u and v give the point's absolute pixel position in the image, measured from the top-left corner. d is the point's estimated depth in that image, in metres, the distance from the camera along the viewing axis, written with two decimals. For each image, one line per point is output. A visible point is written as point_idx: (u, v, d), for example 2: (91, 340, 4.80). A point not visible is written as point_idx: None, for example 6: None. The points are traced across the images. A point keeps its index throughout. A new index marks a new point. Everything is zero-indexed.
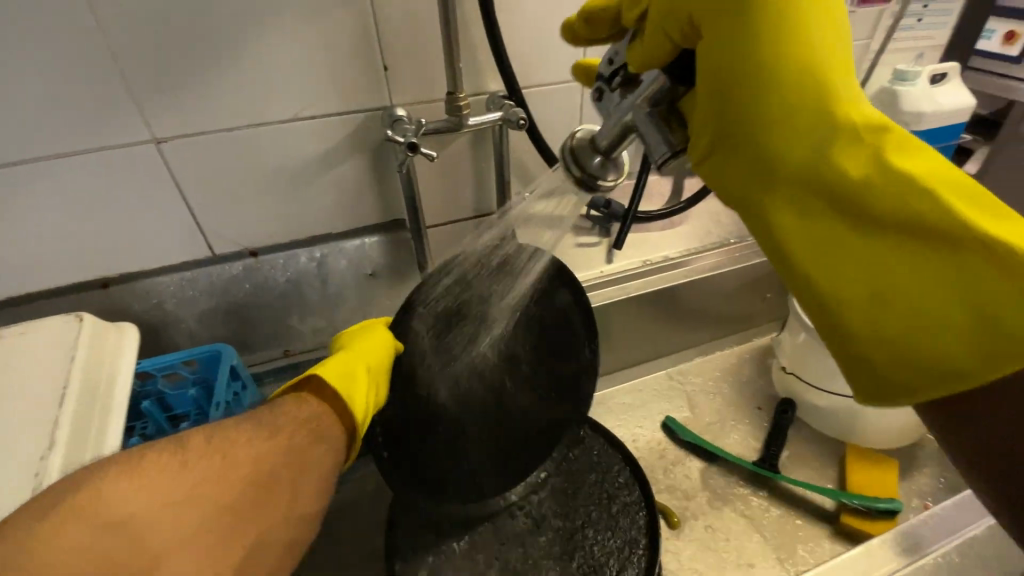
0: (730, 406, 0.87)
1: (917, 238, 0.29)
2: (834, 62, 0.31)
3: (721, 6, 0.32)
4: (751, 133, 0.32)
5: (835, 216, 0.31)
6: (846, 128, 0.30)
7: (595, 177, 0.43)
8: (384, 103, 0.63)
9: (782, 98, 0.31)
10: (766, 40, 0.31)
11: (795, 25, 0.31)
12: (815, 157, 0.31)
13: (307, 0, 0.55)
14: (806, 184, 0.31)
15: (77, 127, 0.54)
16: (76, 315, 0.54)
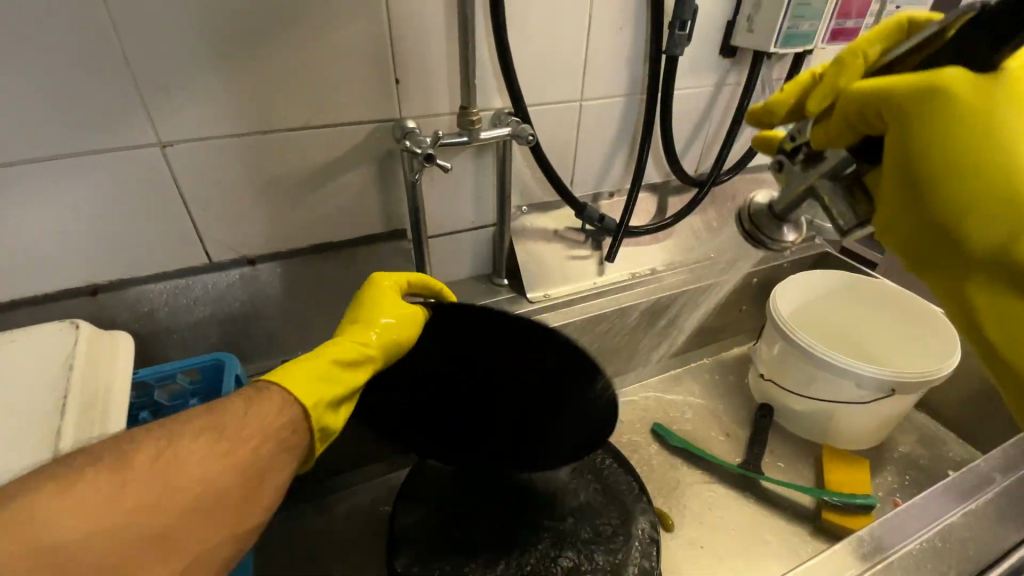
0: (713, 412, 0.91)
1: None
2: (1014, 161, 0.31)
3: (915, 96, 0.33)
4: (942, 223, 0.34)
5: (1014, 292, 0.33)
6: (1022, 213, 0.31)
7: (771, 239, 0.49)
8: (394, 116, 0.65)
9: (965, 191, 0.32)
10: (944, 138, 0.33)
11: (979, 117, 0.32)
12: (994, 244, 0.32)
13: (326, 13, 0.56)
14: (995, 266, 0.33)
15: (79, 127, 0.52)
16: (71, 322, 0.52)
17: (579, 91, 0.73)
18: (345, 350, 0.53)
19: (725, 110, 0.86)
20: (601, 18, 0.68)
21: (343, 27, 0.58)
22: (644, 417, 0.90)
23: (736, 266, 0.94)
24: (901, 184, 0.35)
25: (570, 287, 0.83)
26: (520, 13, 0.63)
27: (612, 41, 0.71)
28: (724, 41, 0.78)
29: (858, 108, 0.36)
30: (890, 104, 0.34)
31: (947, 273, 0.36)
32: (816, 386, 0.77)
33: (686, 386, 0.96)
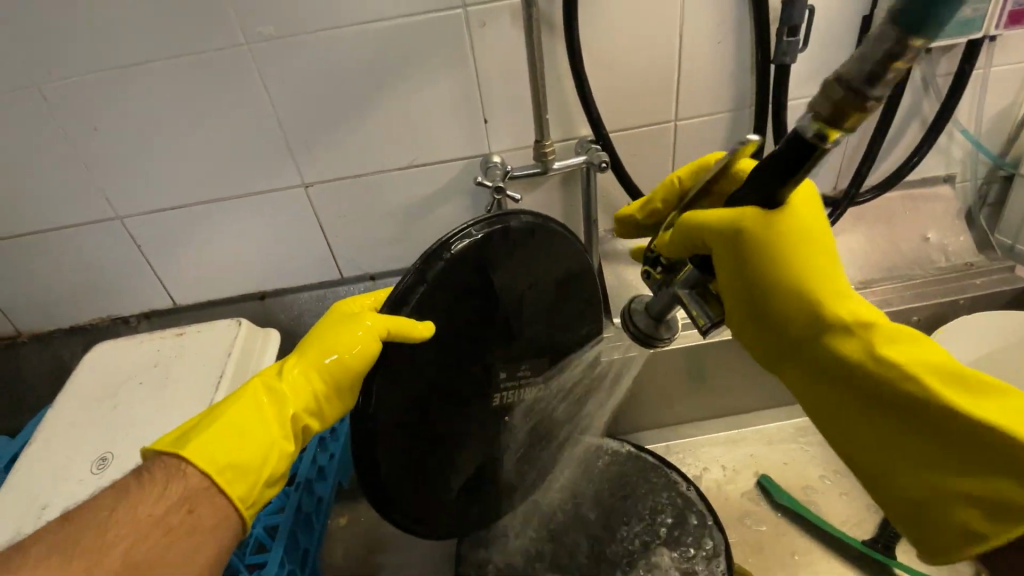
0: (840, 471, 0.78)
1: (879, 401, 0.36)
2: (832, 276, 0.38)
3: (713, 229, 0.38)
4: (769, 319, 0.40)
5: (842, 390, 0.38)
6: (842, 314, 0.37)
7: (651, 337, 0.47)
8: (483, 151, 0.71)
9: (785, 290, 0.38)
10: (756, 252, 0.37)
11: (801, 244, 0.37)
12: (815, 332, 0.38)
13: (422, 68, 0.65)
14: (813, 350, 0.38)
15: (251, 177, 0.70)
16: (236, 320, 0.68)
17: (674, 112, 0.69)
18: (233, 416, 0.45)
19: (867, 116, 0.73)
20: (695, 34, 0.64)
21: (437, 76, 0.65)
22: (750, 465, 0.81)
23: (887, 301, 0.76)
24: (735, 296, 0.41)
25: None
26: (602, 42, 0.63)
27: (711, 56, 0.66)
28: (859, 38, 0.67)
29: (684, 234, 0.41)
30: (705, 230, 0.39)
31: (795, 378, 0.41)
32: None
33: (813, 438, 0.82)
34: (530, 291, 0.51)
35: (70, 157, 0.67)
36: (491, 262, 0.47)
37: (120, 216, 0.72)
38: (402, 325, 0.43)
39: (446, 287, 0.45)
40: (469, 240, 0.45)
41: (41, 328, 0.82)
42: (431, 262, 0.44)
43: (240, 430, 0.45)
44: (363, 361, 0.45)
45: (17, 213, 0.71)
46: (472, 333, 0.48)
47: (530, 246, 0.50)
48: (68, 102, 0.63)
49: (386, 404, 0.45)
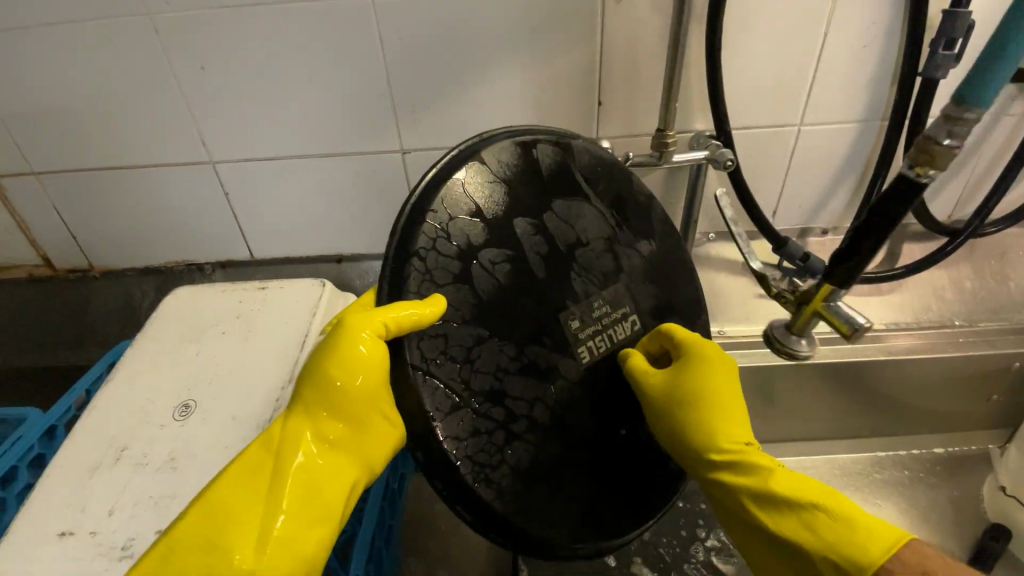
0: (914, 512, 0.75)
1: None
2: None
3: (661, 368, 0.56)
4: None
5: None
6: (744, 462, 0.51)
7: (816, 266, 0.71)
8: (591, 136, 0.68)
9: None
10: None
11: None
12: None
13: (545, 40, 0.62)
14: None
15: (349, 136, 0.68)
16: (320, 281, 0.66)
17: (799, 116, 0.65)
18: (224, 502, 0.42)
19: (1001, 144, 0.69)
20: (839, 37, 0.60)
21: (560, 51, 0.62)
22: None
23: (992, 342, 0.72)
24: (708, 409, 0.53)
25: (753, 326, 0.75)
26: (739, 35, 0.60)
27: (851, 61, 0.62)
28: None
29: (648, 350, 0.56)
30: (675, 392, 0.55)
31: None
32: None
33: (887, 475, 0.79)
34: (553, 221, 0.49)
35: (172, 95, 0.66)
36: (488, 211, 0.46)
37: (213, 160, 0.70)
38: (405, 318, 0.41)
39: (444, 247, 0.44)
40: (441, 189, 0.45)
41: (114, 264, 0.81)
42: (411, 232, 0.43)
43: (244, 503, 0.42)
44: (375, 380, 0.43)
45: (112, 146, 0.70)
46: (507, 279, 0.46)
47: (527, 183, 0.48)
48: (182, 37, 0.62)
49: (437, 385, 0.43)
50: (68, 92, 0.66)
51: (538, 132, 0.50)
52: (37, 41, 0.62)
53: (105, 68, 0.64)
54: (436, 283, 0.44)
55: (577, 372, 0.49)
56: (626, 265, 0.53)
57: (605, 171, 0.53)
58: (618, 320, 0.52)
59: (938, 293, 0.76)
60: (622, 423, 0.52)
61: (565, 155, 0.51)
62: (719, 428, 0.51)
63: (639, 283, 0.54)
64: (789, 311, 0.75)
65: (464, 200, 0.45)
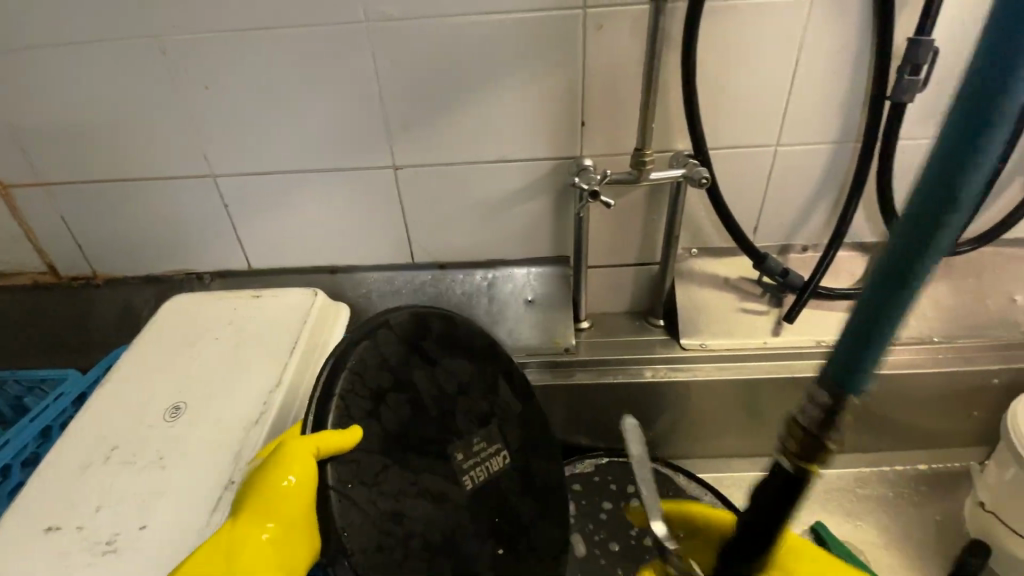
0: (897, 528, 0.75)
1: None
2: None
3: None
4: None
5: None
6: None
7: (794, 278, 0.73)
8: (575, 154, 0.71)
9: None
10: None
11: None
12: None
13: (530, 64, 0.65)
14: None
15: (343, 152, 0.71)
16: (311, 290, 0.69)
17: (774, 137, 0.68)
18: None
19: None
20: (810, 63, 0.63)
21: (545, 74, 0.65)
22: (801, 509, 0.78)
23: (971, 359, 0.73)
24: None
25: (734, 340, 0.76)
26: (714, 59, 0.63)
27: (823, 85, 0.64)
28: None
29: None
30: None
31: None
32: None
33: (871, 492, 0.79)
34: (438, 372, 0.57)
35: (177, 113, 0.69)
36: (392, 361, 0.53)
37: (214, 174, 0.74)
38: (331, 441, 0.45)
39: (360, 388, 0.50)
40: (356, 348, 0.51)
41: (117, 273, 0.84)
42: (333, 376, 0.49)
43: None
44: (306, 491, 0.44)
45: (118, 160, 0.73)
46: (403, 419, 0.52)
47: (420, 343, 0.56)
48: (187, 59, 0.65)
49: (353, 509, 0.45)
50: (80, 110, 0.70)
51: (434, 308, 0.60)
52: (52, 61, 0.66)
53: (115, 87, 0.68)
54: (353, 417, 0.49)
55: (463, 499, 0.53)
56: (495, 409, 0.61)
57: (480, 335, 0.63)
58: (494, 454, 0.58)
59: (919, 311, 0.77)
60: (501, 543, 0.55)
61: (450, 323, 0.60)
62: None
63: (509, 423, 0.61)
64: (771, 325, 0.76)
65: (373, 355, 0.52)
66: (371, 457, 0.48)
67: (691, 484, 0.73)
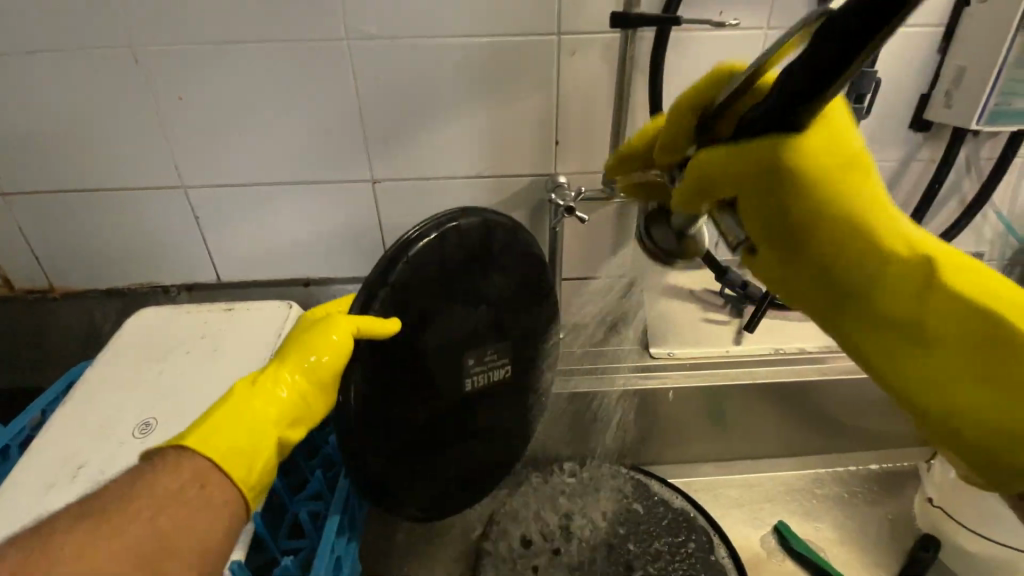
0: (852, 525, 0.80)
1: (914, 340, 0.36)
2: (862, 259, 0.37)
3: (757, 182, 0.37)
4: (824, 262, 0.38)
5: (902, 343, 0.36)
6: (888, 270, 0.36)
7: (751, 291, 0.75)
8: (549, 171, 0.74)
9: (834, 227, 0.36)
10: (817, 239, 0.37)
11: (855, 215, 0.36)
12: (916, 312, 0.35)
13: (507, 84, 0.67)
14: (933, 333, 0.35)
15: (321, 165, 0.72)
16: (286, 303, 0.69)
17: None
18: (224, 417, 0.45)
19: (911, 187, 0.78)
20: None
21: (521, 94, 0.68)
22: (765, 510, 0.81)
23: None
24: (770, 234, 0.39)
25: (700, 349, 0.80)
26: (679, 85, 0.67)
27: None
28: (915, 113, 0.72)
29: (717, 179, 0.38)
30: (736, 183, 0.37)
31: (868, 315, 0.37)
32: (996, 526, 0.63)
33: (827, 491, 0.83)
34: (483, 283, 0.55)
35: (149, 123, 0.68)
36: (447, 265, 0.51)
37: (185, 185, 0.73)
38: (370, 323, 0.47)
39: (405, 283, 0.49)
40: (422, 239, 0.49)
41: (76, 286, 0.80)
42: (391, 265, 0.48)
43: (218, 448, 0.43)
44: (342, 352, 0.48)
45: (83, 169, 0.71)
46: (439, 317, 0.52)
47: (478, 250, 0.54)
48: (163, 68, 0.65)
49: (364, 386, 0.49)
50: (42, 118, 0.68)
51: (504, 217, 0.56)
52: (15, 67, 0.64)
53: (82, 95, 0.66)
54: (396, 310, 0.49)
55: (457, 396, 0.56)
56: (517, 332, 0.59)
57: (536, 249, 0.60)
58: (499, 366, 0.58)
59: None
60: (471, 431, 0.60)
61: (515, 234, 0.57)
62: (809, 183, 0.36)
63: (523, 347, 0.61)
64: (733, 335, 0.81)
65: (428, 253, 0.49)
66: (397, 344, 0.50)
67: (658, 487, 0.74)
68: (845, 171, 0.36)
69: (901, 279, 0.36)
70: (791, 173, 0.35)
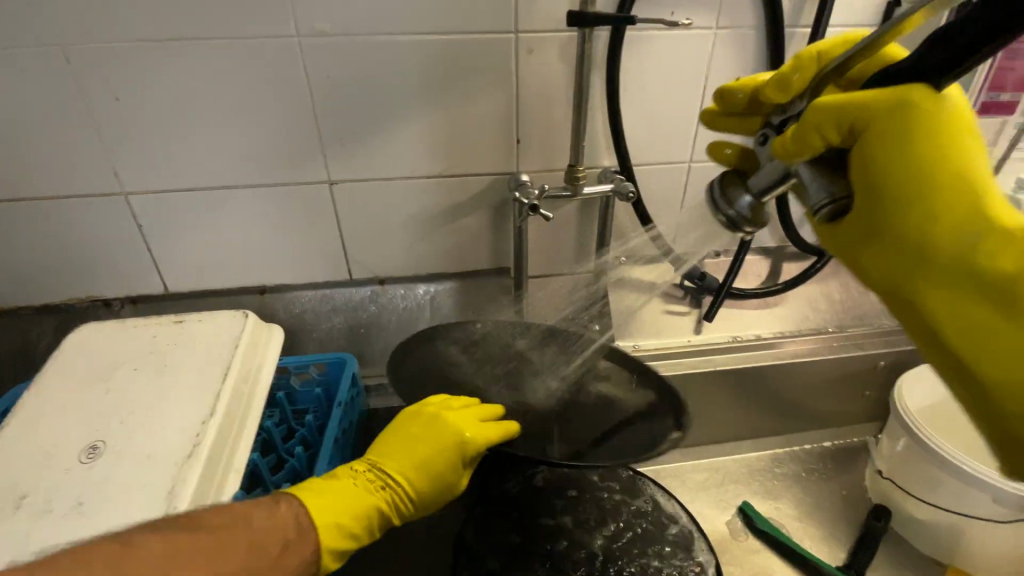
0: (810, 499, 0.83)
1: (978, 307, 0.32)
2: (960, 209, 0.33)
3: (866, 114, 0.34)
4: (896, 200, 0.34)
5: (977, 304, 0.32)
6: (998, 231, 0.31)
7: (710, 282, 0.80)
8: (511, 169, 0.74)
9: (902, 188, 0.34)
10: (899, 175, 0.34)
11: (933, 163, 0.33)
12: (964, 250, 0.33)
13: (466, 83, 0.67)
14: (963, 278, 0.33)
15: (275, 167, 0.69)
16: (242, 312, 0.66)
17: (689, 154, 0.75)
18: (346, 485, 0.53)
19: None
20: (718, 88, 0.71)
21: (480, 93, 0.68)
22: (730, 492, 0.84)
23: (860, 344, 0.84)
24: (858, 189, 0.36)
25: (662, 340, 0.83)
26: (635, 83, 0.68)
27: None
28: None
29: (823, 124, 0.35)
30: (859, 110, 0.35)
31: (924, 281, 0.35)
32: (939, 493, 0.68)
33: (786, 470, 0.87)
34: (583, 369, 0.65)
35: (82, 126, 0.64)
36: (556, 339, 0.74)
37: (126, 191, 0.68)
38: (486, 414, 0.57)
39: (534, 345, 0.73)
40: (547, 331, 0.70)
41: (4, 304, 0.74)
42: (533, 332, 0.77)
43: (318, 505, 0.49)
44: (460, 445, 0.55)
45: (8, 177, 0.66)
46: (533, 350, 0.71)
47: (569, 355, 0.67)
48: (96, 66, 0.60)
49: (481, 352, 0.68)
50: None
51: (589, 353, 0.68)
52: None
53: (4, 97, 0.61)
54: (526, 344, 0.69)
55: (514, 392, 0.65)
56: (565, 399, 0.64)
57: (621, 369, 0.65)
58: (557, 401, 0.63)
59: (815, 306, 0.87)
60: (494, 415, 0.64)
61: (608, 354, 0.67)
62: (879, 146, 0.34)
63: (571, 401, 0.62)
64: (694, 325, 0.83)
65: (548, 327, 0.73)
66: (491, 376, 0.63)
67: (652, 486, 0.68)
68: (955, 125, 0.34)
69: (1014, 242, 0.31)
70: (906, 117, 0.34)
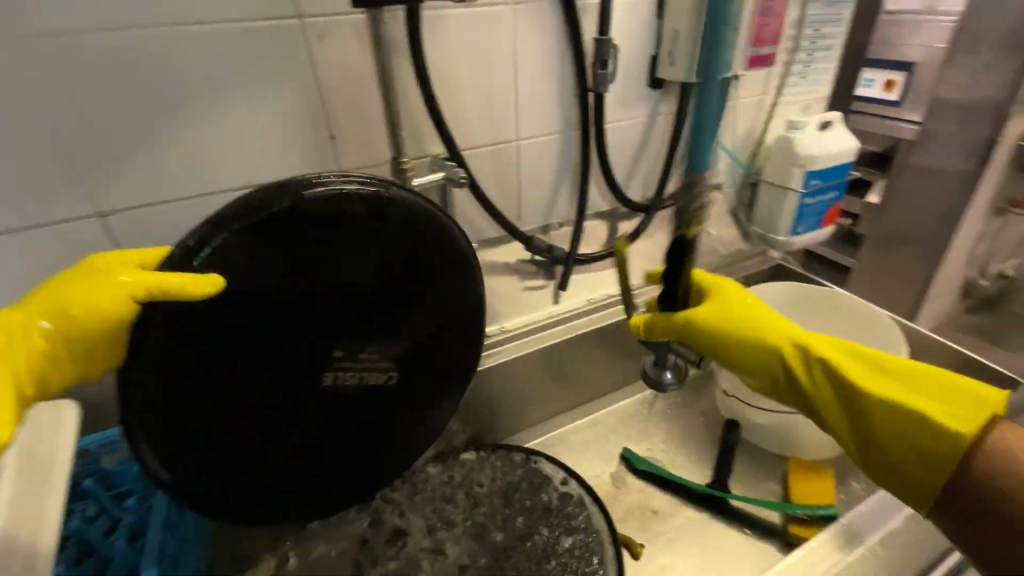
0: (679, 430, 0.91)
1: (843, 412, 0.50)
2: (818, 361, 0.51)
3: (718, 331, 0.54)
4: (718, 351, 0.55)
5: (844, 414, 0.50)
6: (821, 360, 0.51)
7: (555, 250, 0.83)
8: (330, 168, 0.67)
9: (737, 347, 0.54)
10: (740, 342, 0.54)
11: (779, 346, 0.52)
12: (812, 380, 0.51)
13: (252, 78, 0.59)
14: (843, 396, 0.50)
15: (13, 207, 0.54)
16: None
17: (515, 131, 0.75)
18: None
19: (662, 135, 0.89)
20: (528, 62, 0.71)
21: (271, 88, 0.60)
22: (612, 443, 0.89)
23: None
24: (751, 348, 0.54)
25: (525, 318, 0.83)
26: (445, 64, 0.66)
27: (543, 81, 0.73)
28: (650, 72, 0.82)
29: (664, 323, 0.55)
30: (695, 324, 0.55)
31: (858, 418, 0.49)
32: (767, 397, 0.79)
33: (655, 409, 0.95)
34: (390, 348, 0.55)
35: None
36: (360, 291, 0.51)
37: None
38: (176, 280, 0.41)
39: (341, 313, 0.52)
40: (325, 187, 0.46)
41: None
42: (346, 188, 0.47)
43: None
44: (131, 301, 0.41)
45: None
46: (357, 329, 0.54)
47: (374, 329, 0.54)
48: None
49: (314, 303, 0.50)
50: None
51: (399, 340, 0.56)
52: None
53: None
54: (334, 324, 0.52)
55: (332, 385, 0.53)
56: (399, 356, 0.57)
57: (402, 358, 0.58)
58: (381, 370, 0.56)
59: (652, 257, 0.95)
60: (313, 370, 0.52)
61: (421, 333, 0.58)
62: (757, 336, 0.54)
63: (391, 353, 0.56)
64: (551, 297, 0.86)
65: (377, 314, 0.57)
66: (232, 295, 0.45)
67: (553, 469, 0.72)
68: (755, 312, 0.56)
69: (831, 374, 0.51)
70: (751, 321, 0.54)
